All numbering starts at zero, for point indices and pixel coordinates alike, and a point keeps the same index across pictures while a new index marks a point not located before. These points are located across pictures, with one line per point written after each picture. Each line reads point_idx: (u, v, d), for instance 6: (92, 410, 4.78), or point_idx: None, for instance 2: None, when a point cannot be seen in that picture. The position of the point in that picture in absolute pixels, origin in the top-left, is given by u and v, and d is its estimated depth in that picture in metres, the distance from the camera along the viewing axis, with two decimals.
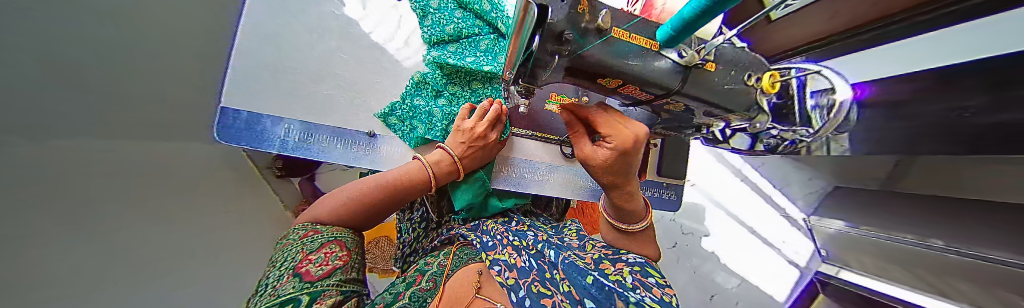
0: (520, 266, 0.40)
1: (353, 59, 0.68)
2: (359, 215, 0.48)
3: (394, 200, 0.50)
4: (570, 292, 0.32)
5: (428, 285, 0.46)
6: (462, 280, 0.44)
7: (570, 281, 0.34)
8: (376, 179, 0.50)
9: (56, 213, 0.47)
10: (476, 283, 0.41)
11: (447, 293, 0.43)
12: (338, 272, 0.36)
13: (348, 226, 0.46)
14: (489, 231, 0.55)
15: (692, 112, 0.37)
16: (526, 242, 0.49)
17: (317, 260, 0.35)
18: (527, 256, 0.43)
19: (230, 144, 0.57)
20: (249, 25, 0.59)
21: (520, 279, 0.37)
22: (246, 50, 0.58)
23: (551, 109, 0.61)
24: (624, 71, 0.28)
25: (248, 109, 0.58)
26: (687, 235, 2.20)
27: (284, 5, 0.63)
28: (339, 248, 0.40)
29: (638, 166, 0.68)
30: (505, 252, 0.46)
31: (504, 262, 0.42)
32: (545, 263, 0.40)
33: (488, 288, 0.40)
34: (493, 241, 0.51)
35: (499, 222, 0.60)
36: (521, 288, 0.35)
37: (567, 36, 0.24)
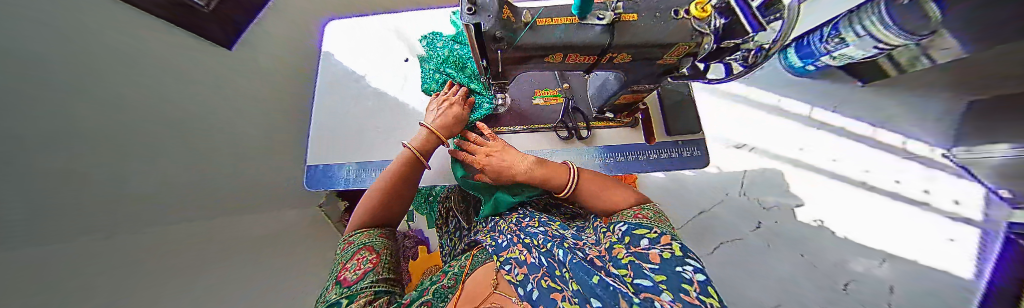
0: (530, 263, 0.46)
1: (383, 109, 0.88)
2: (379, 217, 0.61)
3: (402, 183, 0.64)
4: (577, 289, 0.35)
5: (450, 283, 0.54)
6: (480, 280, 0.52)
7: (577, 279, 0.37)
8: (381, 177, 0.66)
9: (164, 282, 0.65)
10: (493, 282, 0.49)
11: (466, 290, 0.50)
12: (371, 273, 0.45)
13: (373, 226, 0.60)
14: (503, 232, 0.62)
15: (643, 60, 0.40)
16: (538, 241, 0.53)
17: (351, 268, 0.46)
18: (537, 253, 0.49)
19: (314, 189, 0.81)
20: (320, 107, 0.88)
21: (529, 274, 0.43)
22: (318, 123, 0.86)
23: (540, 102, 0.70)
24: (560, 43, 0.36)
25: (321, 162, 0.81)
26: (771, 210, 1.82)
27: (337, 87, 0.91)
28: (369, 252, 0.51)
29: (642, 131, 0.69)
30: (516, 251, 0.52)
31: (515, 260, 0.49)
32: (554, 261, 0.44)
33: (502, 285, 0.48)
34: (506, 241, 0.58)
35: (513, 221, 0.66)
36: (530, 283, 0.42)
37: (499, 34, 0.33)
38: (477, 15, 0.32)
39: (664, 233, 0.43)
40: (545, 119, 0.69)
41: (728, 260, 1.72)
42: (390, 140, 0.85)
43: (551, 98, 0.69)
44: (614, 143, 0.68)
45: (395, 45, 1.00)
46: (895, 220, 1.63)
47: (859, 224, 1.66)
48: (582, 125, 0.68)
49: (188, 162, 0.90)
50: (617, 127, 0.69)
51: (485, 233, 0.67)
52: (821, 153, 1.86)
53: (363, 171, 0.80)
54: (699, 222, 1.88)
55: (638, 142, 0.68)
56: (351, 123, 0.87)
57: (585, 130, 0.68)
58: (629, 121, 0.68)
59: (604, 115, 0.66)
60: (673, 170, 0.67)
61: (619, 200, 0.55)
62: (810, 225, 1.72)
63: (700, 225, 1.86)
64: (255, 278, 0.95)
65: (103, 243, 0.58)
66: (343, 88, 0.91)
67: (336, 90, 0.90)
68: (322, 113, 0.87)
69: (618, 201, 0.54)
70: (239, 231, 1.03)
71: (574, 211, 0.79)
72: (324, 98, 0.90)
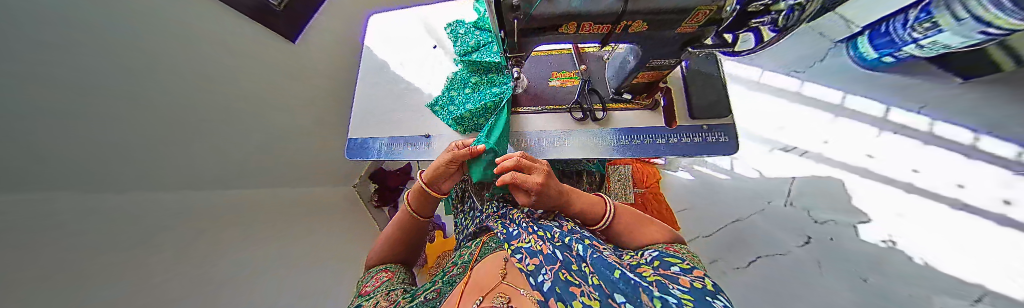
0: (545, 254, 0.48)
1: (410, 90, 0.97)
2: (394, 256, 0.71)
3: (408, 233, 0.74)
4: (596, 284, 0.36)
5: (457, 271, 0.65)
6: (489, 271, 0.58)
7: (599, 275, 0.39)
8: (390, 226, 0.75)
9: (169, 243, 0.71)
10: (500, 273, 0.54)
11: (474, 277, 0.58)
12: (386, 284, 0.58)
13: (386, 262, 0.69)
14: (515, 223, 0.65)
15: (660, 28, 0.40)
16: (553, 235, 0.56)
17: (372, 284, 0.59)
18: (553, 246, 0.51)
19: (352, 159, 0.91)
20: (362, 86, 1.00)
21: (547, 264, 0.45)
22: (360, 102, 0.99)
23: (555, 84, 0.72)
24: (572, 12, 0.37)
25: (359, 135, 0.93)
26: (824, 225, 1.57)
27: (377, 71, 1.03)
28: (386, 273, 0.63)
29: (663, 115, 0.66)
30: (528, 241, 0.55)
31: (527, 249, 0.52)
32: (572, 255, 0.47)
33: (510, 275, 0.53)
34: (517, 231, 0.61)
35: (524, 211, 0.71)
36: (545, 272, 0.44)
37: (514, 3, 0.36)
38: None
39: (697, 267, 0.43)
40: (560, 101, 0.70)
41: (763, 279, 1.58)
42: (418, 117, 0.91)
43: (566, 80, 0.71)
44: (631, 124, 0.65)
45: (426, 33, 1.08)
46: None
47: None
48: (598, 107, 0.67)
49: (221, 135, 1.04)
50: (634, 109, 0.67)
51: (495, 220, 0.72)
52: (897, 159, 1.58)
53: (393, 144, 0.89)
54: (735, 230, 1.79)
55: (657, 126, 0.65)
56: (383, 102, 0.97)
57: (599, 113, 0.67)
58: (649, 103, 0.67)
59: (621, 96, 0.66)
60: (692, 156, 0.63)
61: (652, 238, 0.58)
62: None
63: (734, 233, 1.79)
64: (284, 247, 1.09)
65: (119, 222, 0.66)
66: (380, 71, 1.02)
67: (374, 73, 1.02)
68: (363, 93, 0.99)
69: (650, 237, 0.58)
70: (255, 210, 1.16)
71: None
72: (364, 79, 1.02)
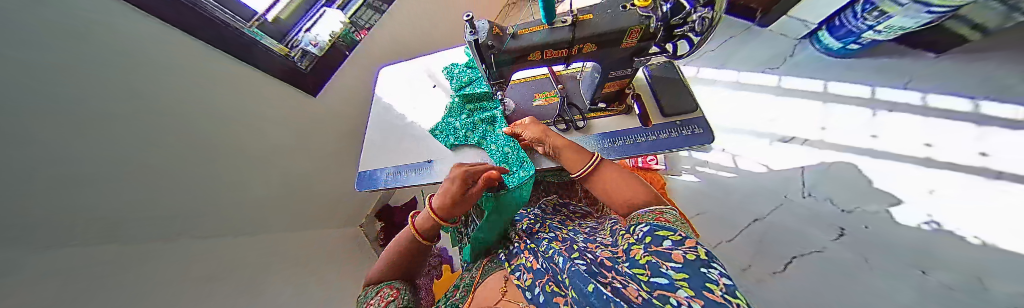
0: (536, 269, 0.53)
1: (414, 125, 1.09)
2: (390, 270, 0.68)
3: (406, 258, 0.70)
4: (575, 294, 0.40)
5: (461, 293, 0.66)
6: (490, 288, 0.62)
7: (575, 287, 0.41)
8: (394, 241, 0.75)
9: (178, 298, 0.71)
10: (502, 290, 0.59)
11: (477, 296, 0.61)
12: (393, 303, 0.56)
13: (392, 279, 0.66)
14: (513, 242, 0.69)
15: (606, 48, 0.50)
16: (542, 246, 0.60)
17: (378, 301, 0.57)
18: (542, 259, 0.56)
19: (361, 190, 0.98)
20: (372, 126, 1.13)
21: (536, 279, 0.50)
22: (369, 139, 1.10)
23: (539, 103, 0.81)
24: (536, 43, 0.48)
25: (367, 168, 1.01)
26: (853, 213, 1.53)
27: (384, 112, 1.16)
28: (389, 289, 0.62)
29: (639, 117, 0.72)
30: (525, 258, 0.60)
31: (523, 267, 0.57)
32: (556, 266, 0.50)
33: (509, 292, 0.57)
34: (519, 249, 0.67)
35: (523, 227, 0.74)
36: (536, 287, 0.48)
37: (491, 42, 0.47)
38: (476, 34, 0.46)
39: (688, 236, 0.44)
40: (544, 116, 0.79)
41: (808, 282, 1.45)
42: (421, 146, 1.01)
43: (548, 98, 0.80)
44: (610, 129, 0.72)
45: (426, 76, 1.24)
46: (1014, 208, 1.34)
47: (979, 221, 1.35)
48: (578, 117, 0.75)
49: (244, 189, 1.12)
50: (612, 115, 0.75)
51: (496, 241, 0.76)
52: (897, 137, 1.64)
53: (398, 173, 0.97)
54: (757, 231, 1.62)
55: (635, 127, 0.72)
56: (389, 138, 1.08)
57: (580, 122, 0.75)
58: (624, 108, 0.74)
59: (597, 105, 0.74)
60: (672, 150, 0.67)
61: (633, 199, 0.56)
62: (921, 229, 1.40)
63: (758, 233, 1.61)
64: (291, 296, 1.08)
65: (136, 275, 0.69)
66: (386, 113, 1.16)
67: (382, 115, 1.15)
68: (371, 133, 1.11)
69: (630, 195, 0.57)
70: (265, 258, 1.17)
71: (585, 210, 0.86)
72: (373, 121, 1.14)
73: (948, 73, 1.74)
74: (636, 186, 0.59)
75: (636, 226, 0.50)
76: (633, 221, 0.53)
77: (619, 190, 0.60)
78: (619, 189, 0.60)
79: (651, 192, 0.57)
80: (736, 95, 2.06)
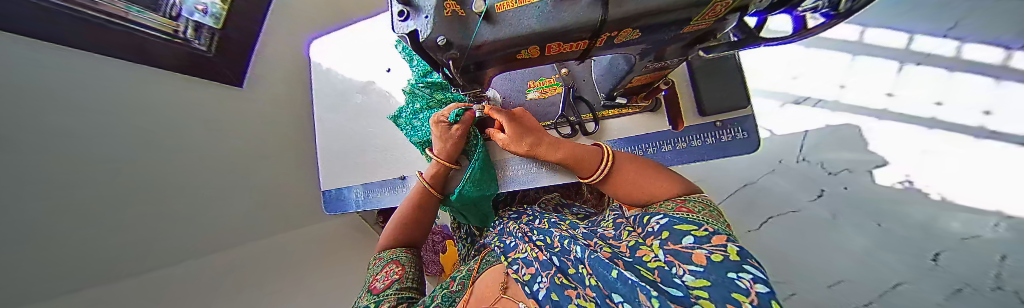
0: (540, 261, 0.43)
1: (375, 124, 0.85)
2: (405, 234, 0.61)
3: (419, 219, 0.63)
4: (596, 285, 0.33)
5: (457, 287, 0.49)
6: (488, 283, 0.46)
7: (597, 276, 0.34)
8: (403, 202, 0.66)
9: None
10: (501, 285, 0.44)
11: (476, 292, 0.46)
12: (396, 283, 0.48)
13: (398, 246, 0.60)
14: (512, 232, 0.56)
15: (657, 31, 0.28)
16: (551, 240, 0.48)
17: (382, 278, 0.50)
18: (549, 252, 0.45)
19: (332, 212, 0.86)
20: (323, 129, 0.88)
21: (539, 272, 0.40)
22: (324, 148, 0.87)
23: (535, 96, 0.58)
24: (531, 33, 0.26)
25: (333, 186, 0.85)
26: (838, 174, 1.52)
27: (332, 107, 0.88)
28: (396, 265, 0.53)
29: (667, 116, 0.57)
30: (525, 250, 0.48)
31: (523, 259, 0.45)
32: (569, 259, 0.41)
33: (512, 288, 0.43)
34: (515, 241, 0.53)
35: (524, 222, 0.60)
36: (538, 282, 0.38)
37: (442, 41, 0.25)
38: (413, 19, 0.25)
39: (718, 230, 0.33)
40: (545, 115, 0.58)
41: (780, 236, 1.54)
42: (391, 158, 0.81)
43: (548, 90, 0.57)
44: (631, 133, 0.57)
45: (377, 51, 0.89)
46: (1009, 168, 1.27)
47: (961, 183, 1.31)
48: (587, 117, 0.57)
49: None
50: (632, 113, 0.58)
51: (493, 235, 0.61)
52: (919, 90, 1.45)
53: (369, 191, 0.81)
54: (745, 196, 1.64)
55: (663, 130, 0.56)
56: (348, 145, 0.86)
57: (591, 123, 0.58)
58: (649, 105, 0.57)
59: (614, 102, 0.54)
60: (705, 160, 0.55)
61: (653, 196, 0.45)
62: (894, 188, 1.41)
63: (747, 196, 1.64)
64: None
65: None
66: (333, 108, 0.88)
67: (329, 112, 0.88)
68: (323, 139, 0.87)
69: (653, 192, 0.45)
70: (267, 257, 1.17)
71: (589, 210, 0.66)
72: (321, 121, 0.89)
73: None
74: (653, 169, 0.50)
75: (651, 216, 0.40)
76: (646, 212, 0.43)
77: (636, 177, 0.49)
78: (636, 173, 0.49)
79: (675, 182, 0.47)
80: (759, 50, 1.76)
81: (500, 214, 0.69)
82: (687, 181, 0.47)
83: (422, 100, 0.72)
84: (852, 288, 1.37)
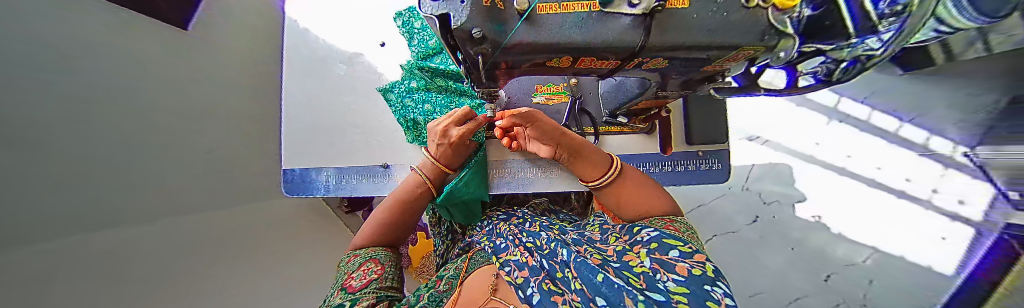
0: (531, 265, 0.42)
1: (361, 104, 0.76)
2: (384, 233, 0.56)
3: (406, 216, 0.59)
4: (581, 289, 0.34)
5: (445, 287, 0.49)
6: (476, 285, 0.45)
7: (580, 279, 0.35)
8: (391, 194, 0.60)
9: None
10: (491, 286, 0.43)
11: (464, 296, 0.44)
12: (374, 282, 0.46)
13: (381, 246, 0.55)
14: (502, 233, 0.56)
15: (679, 62, 0.30)
16: (540, 242, 0.48)
17: (358, 276, 0.46)
18: (539, 255, 0.45)
19: (294, 195, 0.77)
20: (291, 100, 0.77)
21: (531, 276, 0.40)
22: (292, 120, 0.76)
23: (540, 101, 0.57)
24: (571, 45, 0.25)
25: (299, 165, 0.75)
26: (771, 204, 1.81)
27: (308, 75, 0.77)
28: (374, 264, 0.50)
29: (660, 139, 0.60)
30: (516, 253, 0.47)
31: (515, 262, 0.45)
32: (557, 262, 0.41)
33: (502, 290, 0.42)
34: (505, 242, 0.52)
35: (514, 223, 0.60)
36: (531, 286, 0.38)
37: (477, 34, 0.23)
38: (448, 2, 0.22)
39: (699, 251, 0.37)
40: None
41: (722, 251, 1.76)
42: (375, 143, 0.74)
43: (554, 97, 0.57)
44: (627, 152, 0.60)
45: (370, 21, 0.80)
46: None
47: (856, 222, 1.62)
48: (588, 131, 0.59)
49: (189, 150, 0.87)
50: (630, 133, 0.60)
51: (481, 235, 0.60)
52: (845, 145, 1.73)
53: (343, 176, 0.73)
54: (696, 215, 1.85)
55: (653, 152, 0.60)
56: (324, 122, 0.76)
57: (591, 137, 0.59)
58: (646, 127, 0.59)
59: (615, 120, 0.56)
60: (685, 184, 0.60)
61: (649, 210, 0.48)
62: (807, 220, 1.73)
63: (699, 215, 1.85)
64: (264, 262, 1.02)
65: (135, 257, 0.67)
66: (309, 77, 0.77)
67: (303, 80, 0.77)
68: (291, 112, 0.76)
69: (650, 206, 0.48)
70: (264, 221, 1.11)
71: (573, 217, 0.67)
72: (291, 90, 0.77)
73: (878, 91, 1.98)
74: (654, 187, 0.52)
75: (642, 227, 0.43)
76: (637, 224, 0.46)
77: (634, 193, 0.51)
78: (636, 190, 0.51)
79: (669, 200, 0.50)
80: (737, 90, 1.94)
81: (488, 214, 0.68)
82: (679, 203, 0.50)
83: (418, 85, 0.69)
84: (766, 300, 1.62)
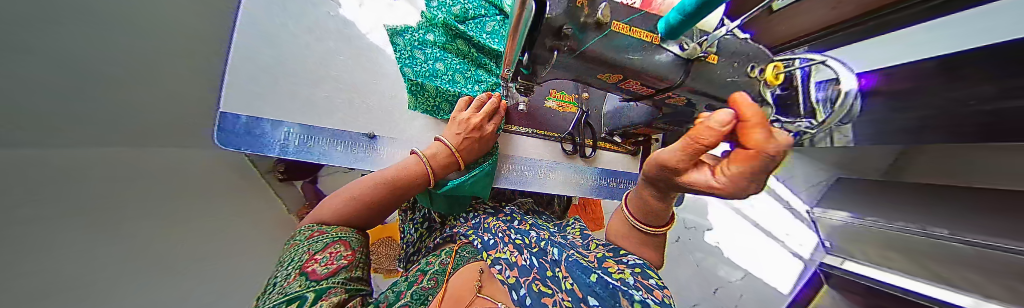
0: (521, 265, 0.42)
1: (355, 61, 0.68)
2: (362, 214, 0.47)
3: (392, 194, 0.49)
4: (571, 289, 0.32)
5: (430, 283, 0.48)
6: (463, 283, 0.45)
7: (573, 279, 0.34)
8: (375, 172, 0.51)
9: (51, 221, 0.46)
10: (476, 282, 0.44)
11: (449, 291, 0.45)
12: (344, 270, 0.36)
13: (347, 227, 0.45)
14: (490, 229, 0.55)
15: (693, 105, 0.37)
16: (529, 240, 0.48)
17: (323, 260, 0.36)
18: (529, 254, 0.44)
19: (228, 149, 0.55)
20: (244, 24, 0.57)
21: (522, 276, 0.39)
22: (241, 48, 0.56)
23: (551, 105, 0.62)
24: (626, 65, 0.28)
25: (249, 113, 0.56)
26: (691, 229, 2.27)
27: (282, 6, 0.62)
28: (344, 247, 0.40)
29: (640, 162, 0.69)
30: (505, 251, 0.47)
31: (505, 261, 0.44)
32: (547, 262, 0.41)
33: (488, 286, 0.43)
34: (493, 239, 0.52)
35: (501, 219, 0.59)
36: (523, 286, 0.37)
37: (566, 31, 0.23)
38: None
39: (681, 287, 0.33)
40: (555, 127, 0.63)
41: None
42: (365, 106, 0.67)
43: (564, 105, 0.62)
44: (613, 168, 0.67)
45: None
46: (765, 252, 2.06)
47: (741, 251, 2.12)
48: (587, 142, 0.65)
49: (143, 62, 0.70)
50: (618, 151, 0.68)
51: (466, 228, 0.59)
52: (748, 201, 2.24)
53: (312, 137, 0.61)
54: None
55: (632, 171, 0.69)
56: (297, 66, 0.62)
57: (587, 149, 0.65)
58: (632, 149, 0.68)
59: (611, 138, 0.64)
60: None
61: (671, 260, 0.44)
62: (711, 245, 2.19)
63: None
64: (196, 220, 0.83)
65: (66, 179, 0.54)
66: (283, 9, 0.62)
67: (273, 10, 0.61)
68: (242, 40, 0.56)
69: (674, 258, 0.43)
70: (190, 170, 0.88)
71: (553, 219, 0.72)
72: (249, 14, 0.58)
73: None
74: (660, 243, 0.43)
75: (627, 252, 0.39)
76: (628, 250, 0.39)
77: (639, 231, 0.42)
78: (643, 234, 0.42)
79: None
80: None
81: (476, 207, 0.67)
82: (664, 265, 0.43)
83: (437, 40, 0.66)
84: None
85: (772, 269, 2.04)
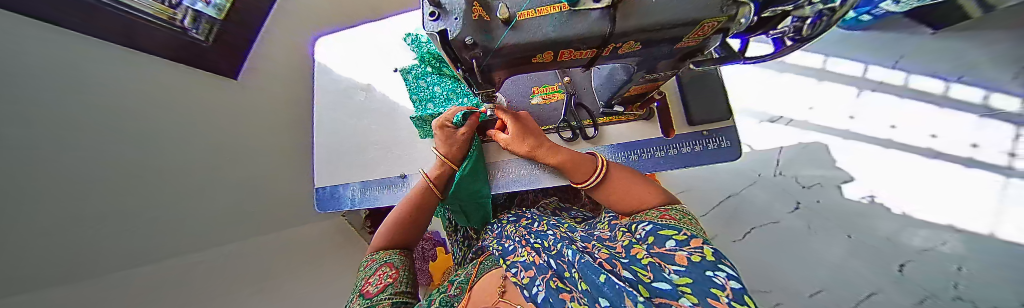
0: (537, 264, 0.40)
1: (378, 123, 0.84)
2: (401, 234, 0.59)
3: (418, 212, 0.62)
4: (583, 291, 0.28)
5: (456, 291, 0.52)
6: (488, 287, 0.46)
7: (586, 279, 0.30)
8: (401, 202, 0.65)
9: None
10: (500, 288, 0.43)
11: (474, 298, 0.46)
12: (390, 287, 0.44)
13: (393, 246, 0.57)
14: (510, 235, 0.56)
15: (659, 43, 0.33)
16: (546, 242, 0.47)
17: (374, 282, 0.46)
18: (546, 255, 0.43)
19: (325, 212, 0.80)
20: (319, 128, 0.86)
21: (536, 275, 0.37)
22: (320, 143, 0.84)
23: (537, 101, 0.64)
24: (549, 41, 0.29)
25: (328, 183, 0.80)
26: (811, 188, 1.55)
27: (333, 103, 0.88)
28: (388, 268, 0.49)
29: (659, 123, 0.62)
30: (523, 254, 0.46)
31: (521, 263, 0.43)
32: (563, 262, 0.38)
33: (509, 292, 0.42)
34: (513, 245, 0.52)
35: (523, 225, 0.60)
36: (535, 284, 0.35)
37: (470, 41, 0.29)
38: (443, 20, 0.28)
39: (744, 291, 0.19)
40: (546, 120, 0.63)
41: (762, 247, 1.50)
42: (391, 156, 0.81)
43: (550, 96, 0.63)
44: (626, 139, 0.62)
45: (381, 50, 0.93)
46: (957, 189, 1.41)
47: (918, 198, 1.43)
48: (587, 123, 0.63)
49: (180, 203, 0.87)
50: (628, 121, 0.63)
51: (491, 239, 0.62)
52: (886, 116, 1.57)
53: (367, 188, 0.78)
54: (729, 207, 1.60)
55: (655, 137, 0.61)
56: (348, 142, 0.84)
57: (590, 129, 0.63)
58: (643, 114, 0.62)
59: (611, 110, 0.61)
60: (693, 167, 0.60)
61: (643, 200, 0.46)
62: (861, 202, 1.48)
63: (729, 209, 1.60)
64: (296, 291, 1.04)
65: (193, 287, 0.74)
66: (334, 108, 0.87)
67: (329, 111, 0.87)
68: (320, 139, 0.84)
69: (643, 198, 0.46)
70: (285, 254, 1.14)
71: (586, 214, 0.67)
72: (321, 121, 0.87)
73: (936, 52, 1.61)
74: (641, 187, 0.49)
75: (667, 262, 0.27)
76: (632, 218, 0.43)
77: (623, 189, 0.49)
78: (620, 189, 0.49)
79: (663, 190, 0.49)
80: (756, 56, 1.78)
81: (500, 216, 0.70)
82: (669, 194, 0.48)
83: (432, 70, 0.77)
84: (832, 298, 1.35)
85: (970, 210, 1.37)
